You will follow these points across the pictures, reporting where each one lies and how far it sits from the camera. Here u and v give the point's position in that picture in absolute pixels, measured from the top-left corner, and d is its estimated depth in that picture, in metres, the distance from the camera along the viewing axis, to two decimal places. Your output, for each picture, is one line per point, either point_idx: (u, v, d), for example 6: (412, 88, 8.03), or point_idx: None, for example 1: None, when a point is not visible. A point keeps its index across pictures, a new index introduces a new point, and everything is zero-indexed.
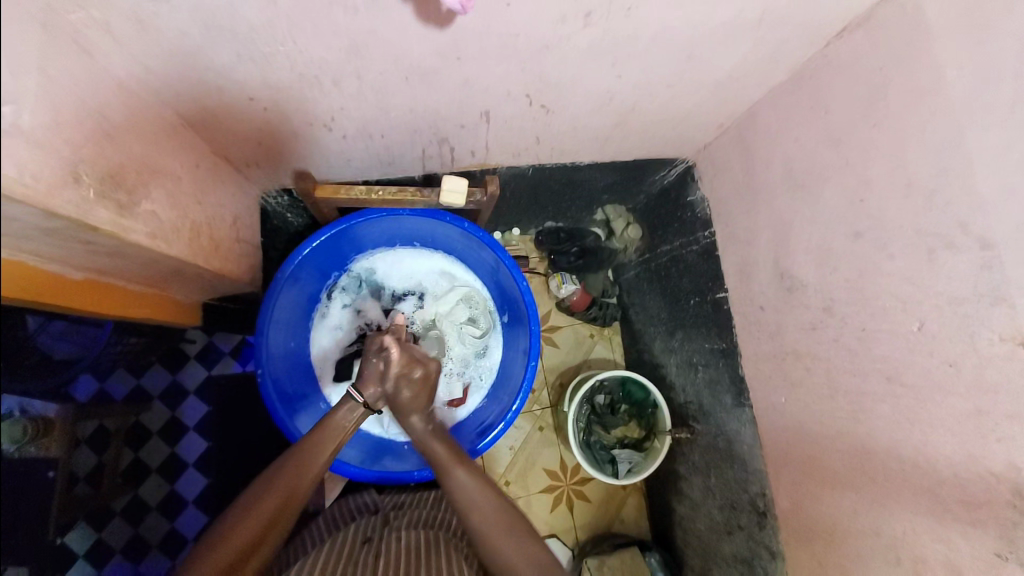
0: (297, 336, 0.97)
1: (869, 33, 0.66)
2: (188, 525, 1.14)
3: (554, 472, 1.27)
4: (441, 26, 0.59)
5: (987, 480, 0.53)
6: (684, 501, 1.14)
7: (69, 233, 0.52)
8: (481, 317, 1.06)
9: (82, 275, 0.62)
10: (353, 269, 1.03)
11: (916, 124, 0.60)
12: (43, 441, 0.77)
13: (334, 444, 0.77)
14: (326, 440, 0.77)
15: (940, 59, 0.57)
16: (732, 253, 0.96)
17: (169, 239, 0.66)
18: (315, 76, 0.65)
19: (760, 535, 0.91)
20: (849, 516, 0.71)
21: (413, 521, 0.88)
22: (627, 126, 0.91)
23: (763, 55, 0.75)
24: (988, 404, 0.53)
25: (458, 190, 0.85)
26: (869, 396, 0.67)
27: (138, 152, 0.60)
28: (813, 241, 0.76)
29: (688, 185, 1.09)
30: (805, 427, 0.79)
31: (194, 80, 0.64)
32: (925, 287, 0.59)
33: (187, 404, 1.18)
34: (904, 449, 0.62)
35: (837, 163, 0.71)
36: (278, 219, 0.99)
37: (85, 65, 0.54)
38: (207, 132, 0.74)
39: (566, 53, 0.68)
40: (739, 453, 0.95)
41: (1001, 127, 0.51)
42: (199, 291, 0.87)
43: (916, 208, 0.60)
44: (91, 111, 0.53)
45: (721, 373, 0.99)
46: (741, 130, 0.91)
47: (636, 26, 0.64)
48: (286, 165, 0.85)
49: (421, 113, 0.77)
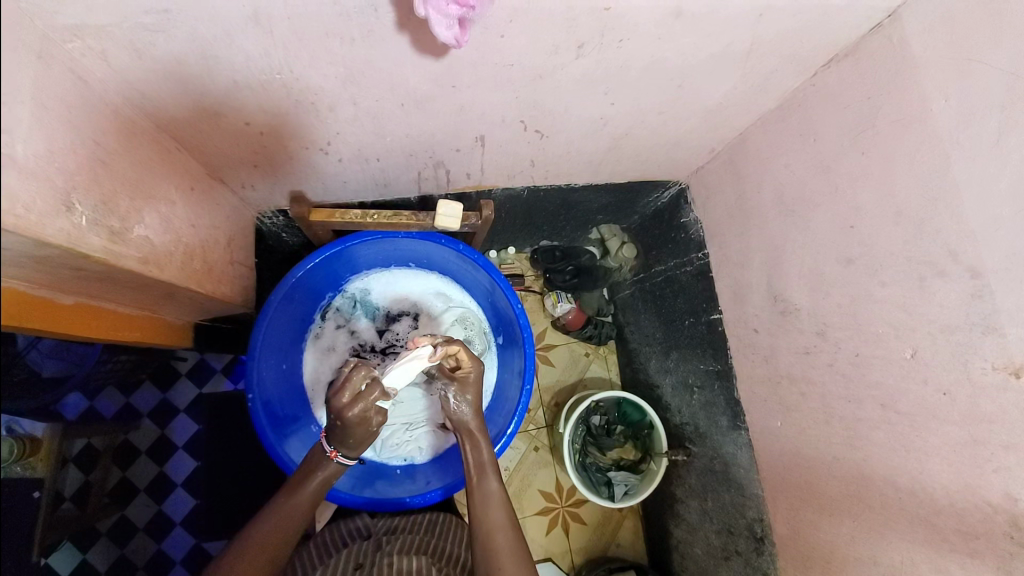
0: (290, 358, 0.96)
1: (857, 64, 0.68)
2: (176, 547, 1.11)
3: (550, 494, 1.26)
4: (436, 57, 0.60)
5: (983, 510, 0.53)
6: (681, 524, 1.12)
7: (61, 261, 0.51)
8: (475, 337, 1.03)
9: (73, 299, 0.61)
10: (347, 289, 1.03)
11: (905, 154, 0.61)
12: (29, 461, 0.75)
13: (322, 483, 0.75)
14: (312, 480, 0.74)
15: (927, 92, 0.58)
16: (725, 275, 0.96)
17: (161, 264, 0.66)
18: (311, 103, 0.66)
19: (758, 560, 0.90)
20: (847, 542, 0.71)
21: (405, 547, 0.86)
22: (620, 149, 0.92)
23: (753, 84, 0.76)
24: (983, 433, 0.53)
25: (453, 215, 0.85)
26: (864, 422, 0.67)
27: (132, 176, 0.60)
28: (805, 264, 0.76)
29: (682, 207, 1.10)
30: (801, 452, 0.79)
31: (190, 106, 0.64)
32: (917, 315, 0.59)
33: (177, 423, 1.16)
34: (899, 476, 0.62)
35: (827, 191, 0.72)
36: (273, 239, 0.99)
37: (81, 92, 0.54)
38: (202, 154, 0.74)
39: (560, 82, 0.69)
40: (736, 476, 0.94)
41: (988, 159, 0.52)
42: (191, 311, 0.86)
43: (906, 236, 0.61)
44: (85, 139, 0.53)
45: (717, 395, 0.99)
46: (733, 155, 0.92)
47: (628, 57, 0.66)
48: (281, 187, 0.86)
49: (416, 138, 0.78)
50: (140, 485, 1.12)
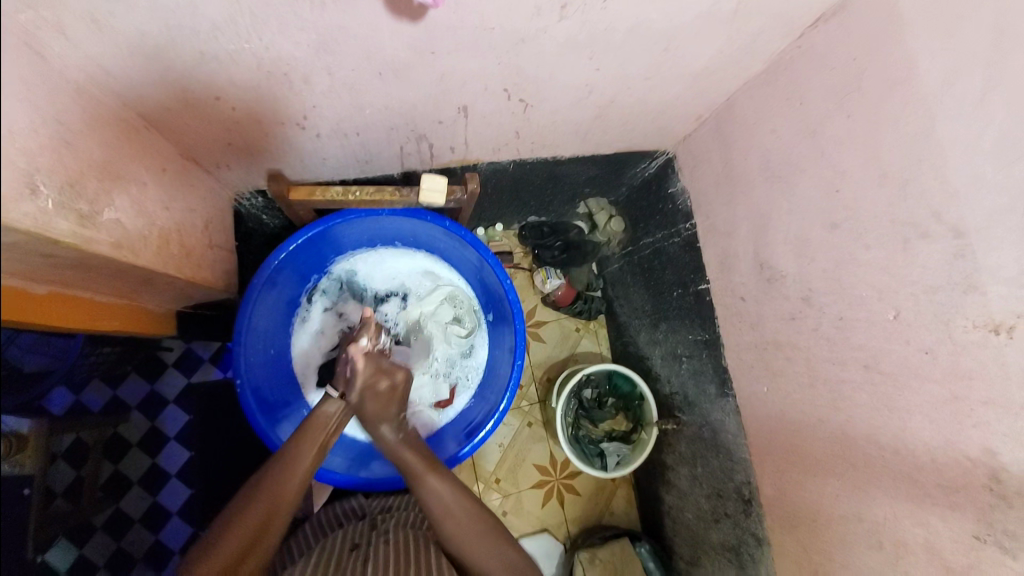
0: (278, 343, 0.95)
1: (843, 24, 0.66)
2: (174, 537, 1.11)
3: (544, 467, 1.28)
4: (413, 20, 0.58)
5: (963, 464, 0.54)
6: (672, 490, 1.15)
7: (29, 246, 0.49)
8: (465, 317, 1.05)
9: (47, 288, 0.59)
10: (333, 271, 1.02)
11: (890, 115, 0.61)
12: (17, 457, 0.73)
13: (295, 496, 0.72)
14: (291, 492, 0.71)
15: (913, 50, 0.58)
16: (713, 244, 0.96)
17: (136, 248, 0.64)
18: (284, 74, 0.64)
19: (747, 522, 0.92)
20: (832, 500, 0.73)
21: (401, 524, 0.88)
22: (606, 118, 0.90)
23: (739, 47, 0.75)
24: (963, 390, 0.54)
25: (438, 189, 0.84)
26: (849, 384, 0.68)
27: (99, 157, 0.58)
28: (790, 231, 0.77)
29: (669, 177, 1.09)
30: (787, 416, 0.80)
31: (159, 80, 0.61)
32: (901, 276, 0.60)
33: (167, 414, 1.15)
34: (882, 435, 0.64)
35: (813, 155, 0.72)
36: (253, 221, 0.96)
37: (37, 68, 0.51)
38: (172, 133, 0.71)
39: (543, 47, 0.67)
40: (724, 442, 0.96)
41: (971, 116, 0.52)
42: (172, 298, 0.84)
43: (890, 198, 0.61)
44: (46, 118, 0.50)
45: (705, 364, 1.00)
46: (719, 122, 0.91)
47: (611, 19, 0.64)
48: (258, 166, 0.83)
49: (397, 109, 0.76)
50: (133, 477, 1.11)
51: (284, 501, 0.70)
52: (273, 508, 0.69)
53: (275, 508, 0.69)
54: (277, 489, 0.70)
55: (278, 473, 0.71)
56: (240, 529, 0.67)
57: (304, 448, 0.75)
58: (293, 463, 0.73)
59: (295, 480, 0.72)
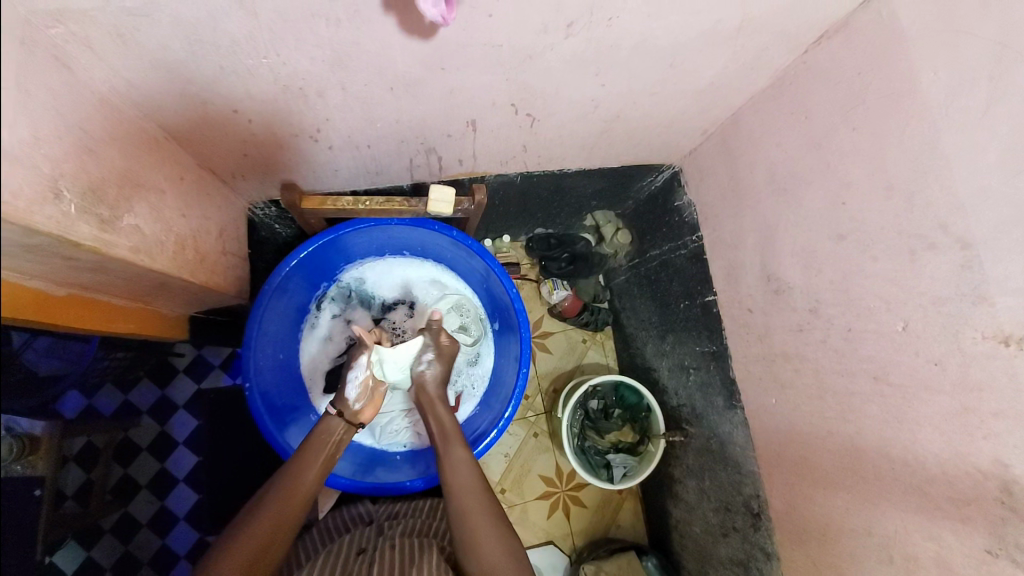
0: (287, 348, 0.97)
1: (847, 40, 0.67)
2: (180, 542, 1.11)
3: (551, 478, 1.27)
4: (424, 38, 0.59)
5: (974, 477, 0.54)
6: (679, 504, 1.14)
7: (52, 249, 0.51)
8: (472, 325, 1.04)
9: (66, 291, 0.61)
10: (342, 279, 1.03)
11: (895, 129, 0.61)
12: (29, 459, 0.74)
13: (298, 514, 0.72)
14: (294, 509, 0.71)
15: (917, 65, 0.58)
16: (719, 255, 0.97)
17: (153, 253, 0.65)
18: (299, 88, 0.65)
19: (755, 536, 0.91)
20: (842, 515, 0.72)
21: (407, 531, 0.88)
22: (613, 132, 0.92)
23: (744, 63, 0.76)
24: (974, 401, 0.53)
25: (446, 200, 0.85)
26: (858, 396, 0.67)
27: (121, 166, 0.60)
28: (797, 243, 0.77)
29: (675, 189, 1.10)
30: (795, 428, 0.80)
31: (179, 93, 0.64)
32: (909, 287, 0.60)
33: (177, 419, 1.16)
34: (892, 447, 0.63)
35: (819, 168, 0.72)
36: (266, 230, 0.99)
37: (65, 81, 0.53)
38: (191, 144, 0.73)
39: (550, 63, 0.69)
40: (732, 455, 0.96)
41: (976, 129, 0.52)
42: (186, 303, 0.86)
43: (896, 210, 0.61)
44: (71, 127, 0.52)
45: (713, 376, 1.00)
46: (725, 136, 0.92)
47: (617, 35, 0.65)
48: (273, 177, 0.85)
49: (408, 123, 0.77)
50: (142, 481, 1.13)
51: (288, 515, 0.70)
52: (277, 525, 0.69)
53: (279, 526, 0.69)
54: (281, 507, 0.70)
55: (282, 490, 0.72)
56: (246, 542, 0.67)
57: (309, 462, 0.76)
58: (297, 479, 0.73)
59: (298, 496, 0.72)
